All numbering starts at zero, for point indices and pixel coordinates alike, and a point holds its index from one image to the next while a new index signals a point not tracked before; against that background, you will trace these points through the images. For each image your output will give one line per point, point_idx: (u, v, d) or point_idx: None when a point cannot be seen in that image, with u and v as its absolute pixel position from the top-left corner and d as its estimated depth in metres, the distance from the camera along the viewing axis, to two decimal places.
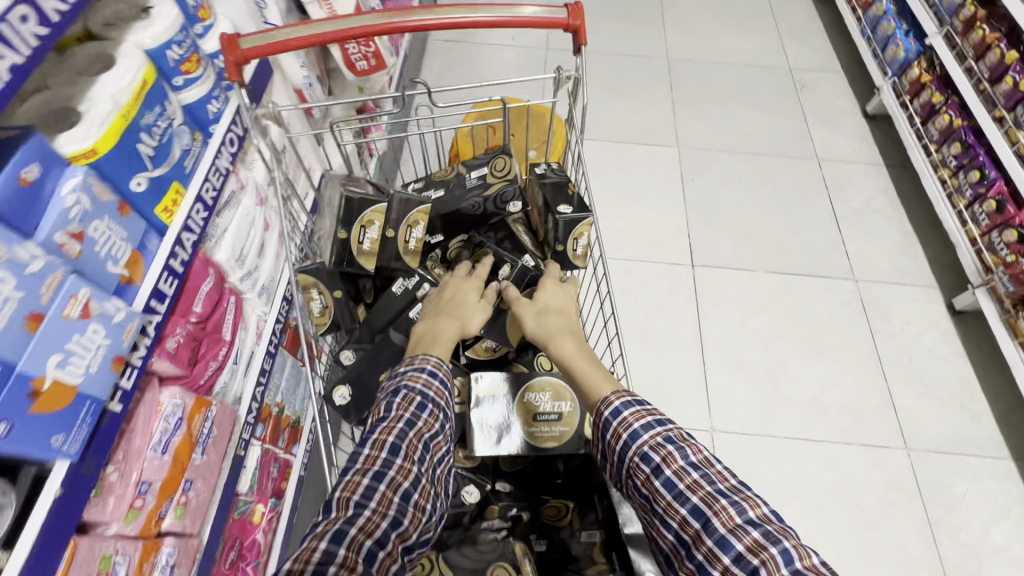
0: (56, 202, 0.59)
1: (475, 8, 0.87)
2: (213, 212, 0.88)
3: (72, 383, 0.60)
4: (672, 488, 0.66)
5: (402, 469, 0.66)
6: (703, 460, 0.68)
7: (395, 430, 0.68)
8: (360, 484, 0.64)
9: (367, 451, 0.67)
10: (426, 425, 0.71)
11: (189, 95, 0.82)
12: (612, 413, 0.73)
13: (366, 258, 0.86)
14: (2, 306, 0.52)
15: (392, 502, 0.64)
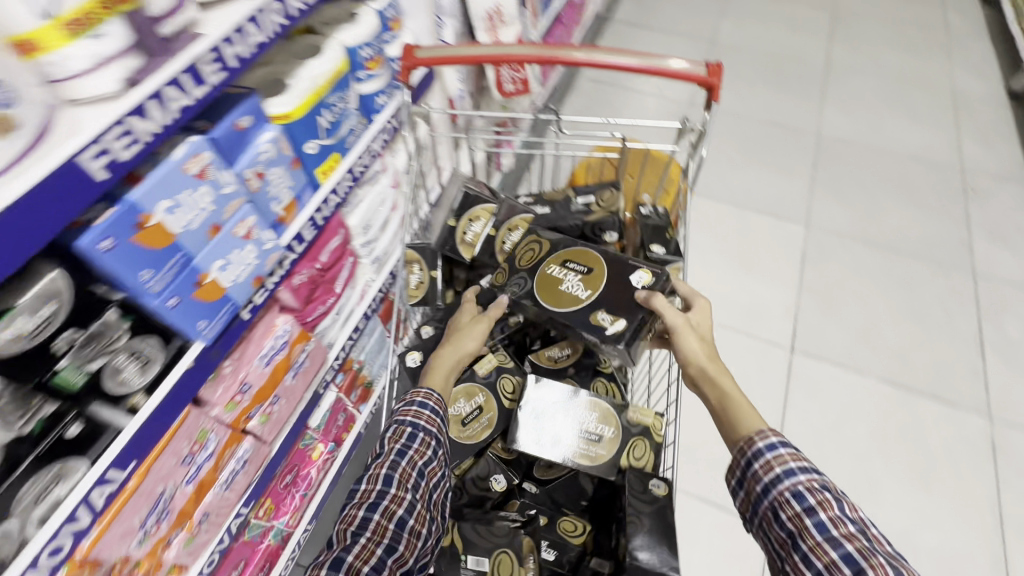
0: (256, 146, 0.77)
1: (617, 55, 0.95)
2: (356, 184, 1.05)
3: (224, 285, 0.76)
4: (823, 531, 0.65)
5: (395, 498, 0.73)
6: (858, 516, 0.66)
7: (387, 463, 0.75)
8: (355, 518, 0.71)
9: (364, 486, 0.74)
10: (418, 454, 0.77)
11: (367, 87, 1.00)
12: (769, 445, 0.72)
13: (466, 247, 0.98)
14: (201, 212, 0.69)
15: (387, 528, 0.71)
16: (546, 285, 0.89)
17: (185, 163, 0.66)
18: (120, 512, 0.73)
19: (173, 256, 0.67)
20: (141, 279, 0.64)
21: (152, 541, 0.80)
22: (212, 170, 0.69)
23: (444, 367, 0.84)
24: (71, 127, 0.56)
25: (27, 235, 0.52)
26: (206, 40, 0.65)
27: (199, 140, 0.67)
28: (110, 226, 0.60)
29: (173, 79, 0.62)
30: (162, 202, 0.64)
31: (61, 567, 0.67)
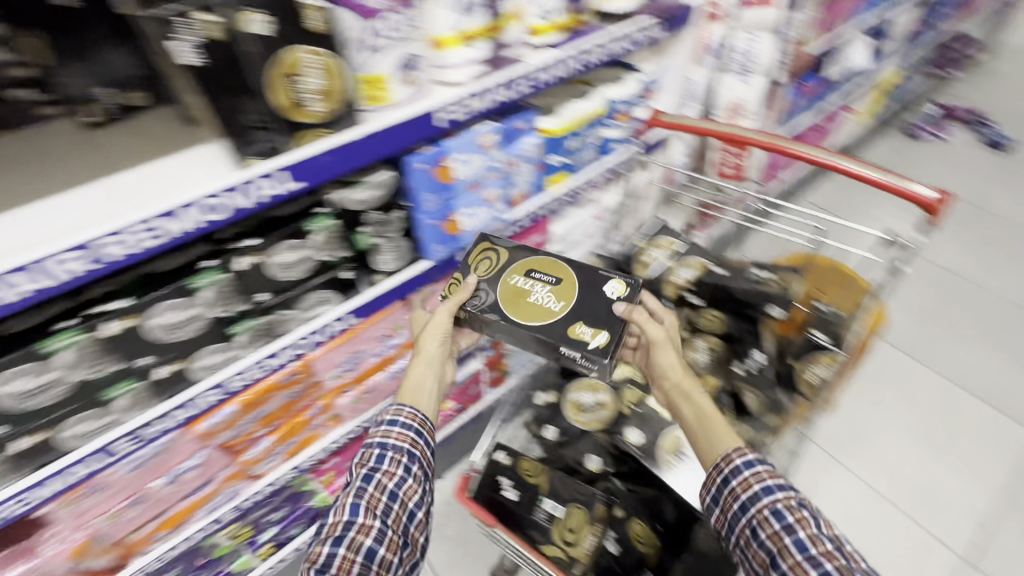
0: (522, 142, 1.04)
1: (842, 160, 1.07)
2: (571, 201, 1.29)
3: (462, 227, 1.03)
4: (803, 550, 0.67)
5: (363, 528, 0.75)
6: (832, 532, 0.69)
7: (354, 491, 0.79)
8: (321, 554, 0.73)
9: (334, 517, 0.77)
10: (387, 475, 0.81)
11: (609, 133, 1.25)
12: (747, 461, 0.76)
13: (642, 265, 1.16)
14: (474, 171, 0.97)
15: (354, 557, 0.73)
16: (511, 295, 0.95)
17: (480, 135, 0.95)
18: (337, 347, 1.01)
19: (447, 192, 0.96)
20: (425, 198, 0.94)
21: (339, 382, 1.07)
22: (492, 146, 0.98)
23: (420, 372, 0.92)
24: (438, 94, 0.87)
25: (393, 143, 0.82)
26: (529, 65, 0.94)
27: (494, 125, 0.97)
28: (427, 157, 0.90)
29: (501, 82, 0.92)
30: (459, 154, 0.93)
31: (296, 360, 0.96)
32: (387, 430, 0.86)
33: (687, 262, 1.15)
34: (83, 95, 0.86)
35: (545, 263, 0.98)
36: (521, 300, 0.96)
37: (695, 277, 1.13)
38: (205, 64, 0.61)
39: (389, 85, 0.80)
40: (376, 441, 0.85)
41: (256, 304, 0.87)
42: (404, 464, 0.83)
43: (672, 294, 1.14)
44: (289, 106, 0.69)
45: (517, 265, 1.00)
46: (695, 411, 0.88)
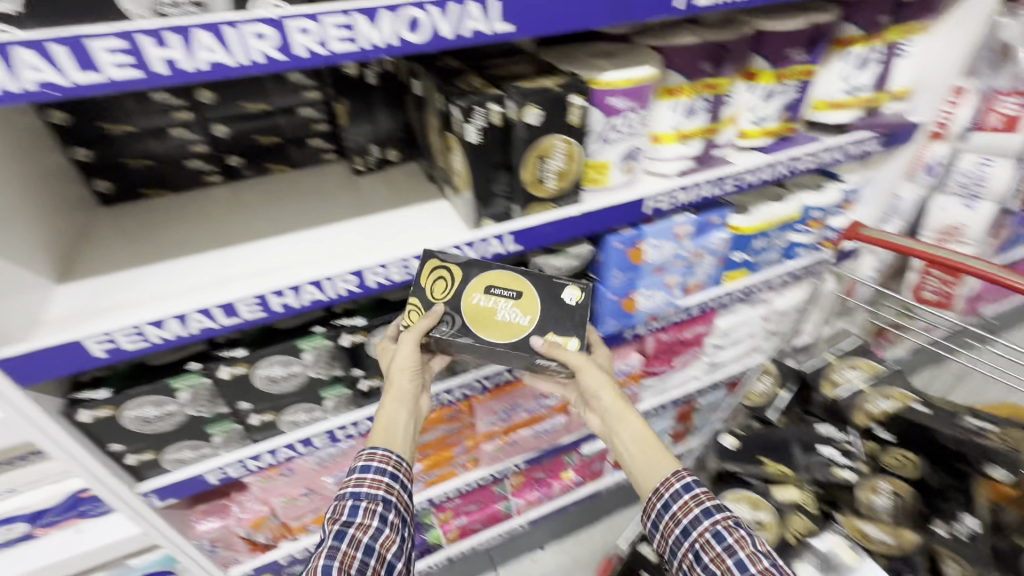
0: (711, 236, 1.06)
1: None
2: (743, 299, 1.25)
3: (637, 306, 1.06)
4: (744, 569, 0.70)
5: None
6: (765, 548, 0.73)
7: (328, 548, 0.68)
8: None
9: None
10: (360, 529, 0.70)
11: (798, 238, 1.20)
12: (685, 486, 0.79)
13: (828, 384, 1.07)
14: (662, 256, 1.01)
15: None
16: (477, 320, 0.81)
17: (677, 225, 0.98)
18: (499, 395, 1.06)
19: (634, 272, 1.00)
20: (612, 275, 0.98)
21: (492, 428, 1.11)
22: (685, 236, 1.01)
23: (391, 414, 0.79)
24: (646, 184, 0.93)
25: (601, 222, 0.88)
26: (739, 167, 0.97)
27: (692, 217, 1.00)
28: (625, 238, 0.95)
29: (710, 180, 0.94)
30: (653, 239, 0.97)
31: (462, 400, 1.03)
32: (360, 478, 0.75)
33: (887, 392, 1.03)
34: (361, 146, 1.05)
35: (505, 274, 0.82)
36: (489, 319, 0.81)
37: (893, 411, 1.01)
38: (483, 142, 0.73)
39: (609, 171, 0.87)
40: (347, 490, 0.74)
41: (449, 342, 0.94)
42: (380, 513, 0.73)
43: (861, 423, 1.03)
44: (532, 182, 0.79)
45: (475, 281, 0.81)
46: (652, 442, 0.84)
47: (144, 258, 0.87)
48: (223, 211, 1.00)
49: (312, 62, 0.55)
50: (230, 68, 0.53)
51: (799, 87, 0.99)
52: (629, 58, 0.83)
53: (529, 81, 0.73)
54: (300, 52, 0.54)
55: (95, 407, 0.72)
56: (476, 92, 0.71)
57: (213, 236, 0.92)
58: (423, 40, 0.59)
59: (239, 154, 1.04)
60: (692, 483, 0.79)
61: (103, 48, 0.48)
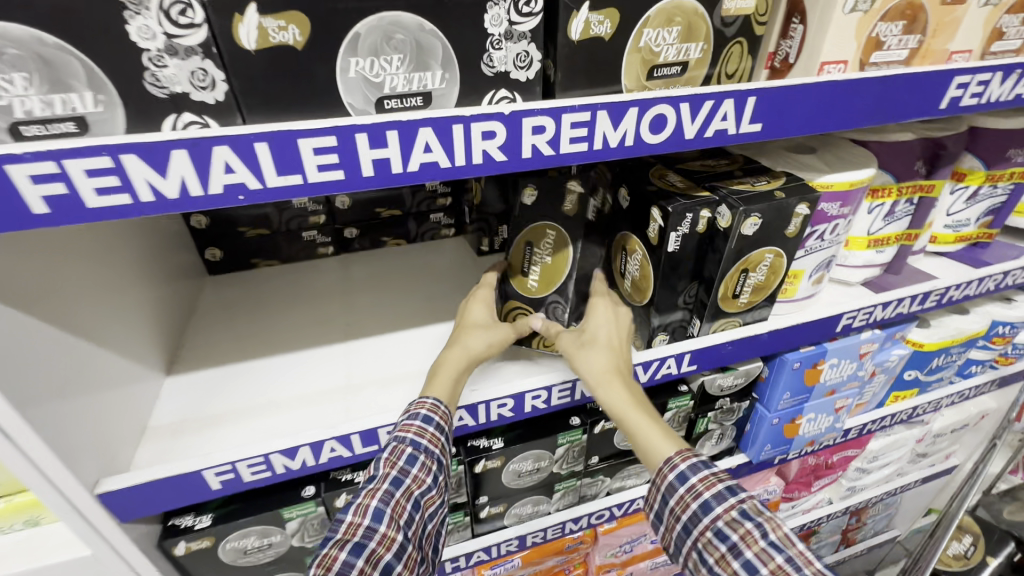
0: (891, 352, 0.89)
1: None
2: (902, 420, 1.06)
3: (799, 430, 0.89)
4: (753, 573, 0.47)
5: (384, 540, 0.49)
6: (785, 537, 0.48)
7: (382, 492, 0.51)
8: (338, 562, 0.47)
9: (350, 517, 0.50)
10: (416, 482, 0.54)
11: (976, 354, 1.02)
12: (676, 479, 0.55)
13: None
14: (838, 376, 0.85)
15: (373, 571, 0.48)
16: (552, 279, 0.66)
17: (862, 343, 0.83)
18: (626, 524, 0.89)
19: (805, 393, 0.84)
20: (781, 397, 0.83)
21: (610, 560, 0.93)
22: (868, 354, 0.85)
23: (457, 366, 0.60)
24: (833, 297, 0.79)
25: (786, 341, 0.74)
26: (941, 280, 0.81)
27: (878, 333, 0.84)
28: (805, 356, 0.79)
29: (909, 296, 0.80)
30: (834, 358, 0.81)
31: (585, 528, 0.86)
32: (420, 427, 0.56)
33: None
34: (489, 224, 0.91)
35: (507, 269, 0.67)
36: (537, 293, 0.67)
37: None
38: (680, 250, 0.61)
39: (800, 280, 0.73)
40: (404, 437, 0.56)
41: (586, 467, 0.78)
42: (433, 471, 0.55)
43: None
44: (726, 295, 0.65)
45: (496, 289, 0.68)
46: (641, 435, 0.58)
47: (258, 347, 0.76)
48: (337, 290, 0.90)
49: (537, 164, 0.44)
50: (444, 171, 0.42)
51: (1011, 191, 0.85)
52: (839, 153, 0.70)
53: (743, 183, 0.60)
54: (528, 153, 0.43)
55: (194, 538, 0.60)
56: (682, 194, 0.60)
57: (329, 323, 0.82)
58: (661, 142, 0.47)
59: (359, 226, 0.96)
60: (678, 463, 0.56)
61: (313, 147, 0.38)
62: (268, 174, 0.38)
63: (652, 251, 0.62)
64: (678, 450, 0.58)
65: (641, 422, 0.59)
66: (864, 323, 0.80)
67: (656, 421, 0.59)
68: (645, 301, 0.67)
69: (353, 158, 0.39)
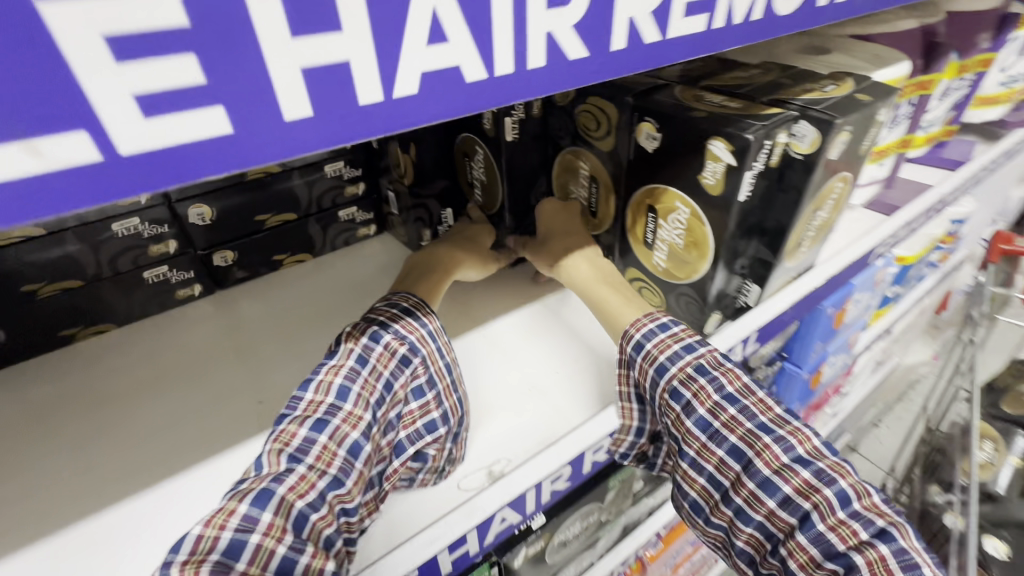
0: (889, 274, 0.83)
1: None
2: (879, 336, 1.04)
3: (820, 378, 0.80)
4: (706, 429, 0.42)
5: (350, 418, 0.36)
6: (741, 386, 0.43)
7: (346, 369, 0.38)
8: (300, 438, 0.34)
9: (311, 394, 0.37)
10: (382, 361, 0.40)
11: (933, 257, 1.01)
12: (631, 348, 0.46)
13: None
14: (856, 310, 0.76)
15: (339, 450, 0.35)
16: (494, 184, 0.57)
17: (877, 270, 0.74)
18: (671, 539, 0.74)
19: (831, 338, 0.74)
20: (813, 348, 0.71)
21: None
22: (878, 280, 0.77)
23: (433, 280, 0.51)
24: (852, 226, 0.68)
25: (827, 288, 0.62)
26: (934, 189, 0.76)
27: (887, 256, 0.76)
28: (839, 299, 0.68)
29: (915, 209, 0.73)
30: (857, 293, 0.72)
31: (632, 563, 0.69)
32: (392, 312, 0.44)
33: None
34: (429, 212, 0.67)
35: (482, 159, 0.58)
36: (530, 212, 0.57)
37: None
38: (749, 199, 0.44)
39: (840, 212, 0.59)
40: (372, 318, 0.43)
41: (632, 499, 0.61)
42: (407, 351, 0.42)
43: None
44: (790, 247, 0.50)
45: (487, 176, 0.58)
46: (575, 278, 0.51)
47: (110, 483, 0.46)
48: (227, 347, 0.60)
49: (604, 57, 0.26)
50: (447, 91, 0.22)
51: (971, 81, 0.80)
52: (859, 49, 0.57)
53: (809, 91, 0.44)
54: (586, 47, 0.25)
55: None
56: (746, 113, 0.41)
57: (229, 407, 0.53)
58: (753, 19, 0.30)
59: (234, 245, 0.65)
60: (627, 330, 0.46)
61: (107, 38, 0.15)
62: (6, 159, 0.15)
63: (709, 206, 0.44)
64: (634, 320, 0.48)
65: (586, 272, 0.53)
66: (882, 249, 0.71)
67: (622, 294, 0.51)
68: (695, 277, 0.49)
69: (245, 74, 0.18)
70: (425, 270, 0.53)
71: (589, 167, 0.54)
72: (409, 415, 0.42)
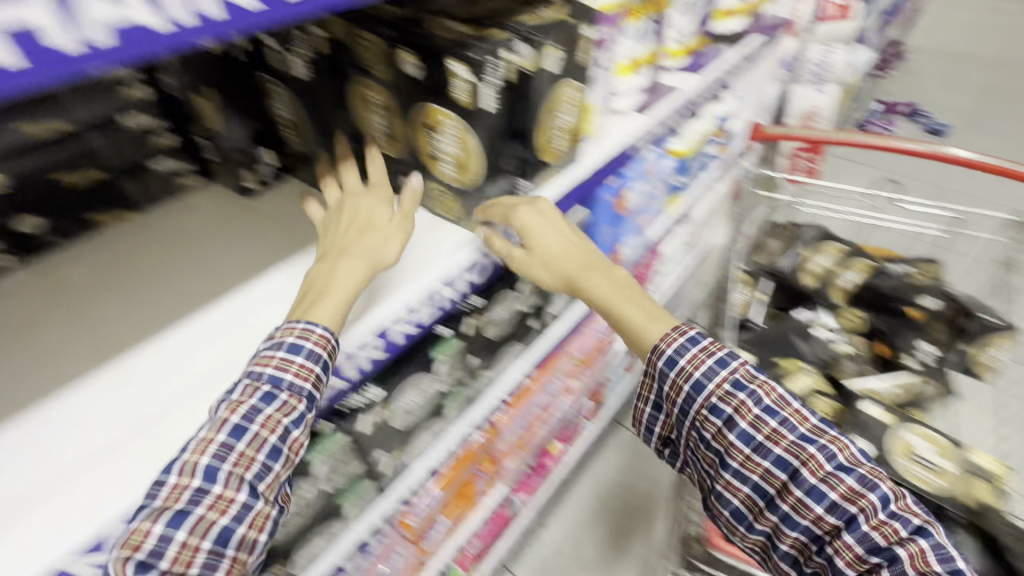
0: (663, 167, 1.02)
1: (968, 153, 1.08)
2: (678, 220, 1.28)
3: (621, 258, 0.99)
4: (748, 441, 0.63)
5: (218, 503, 0.43)
6: (775, 401, 0.63)
7: (217, 445, 0.44)
8: (153, 536, 0.40)
9: (174, 478, 0.43)
10: (269, 427, 0.46)
11: (711, 149, 1.24)
12: (665, 362, 0.66)
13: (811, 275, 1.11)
14: (637, 199, 0.94)
15: (201, 543, 0.42)
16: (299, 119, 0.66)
17: (646, 163, 0.92)
18: (517, 405, 0.92)
19: (618, 223, 0.91)
20: (602, 232, 0.88)
21: (512, 443, 0.97)
22: (651, 172, 0.95)
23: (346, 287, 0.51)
24: (616, 126, 0.83)
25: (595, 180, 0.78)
26: (682, 91, 0.94)
27: (654, 151, 0.94)
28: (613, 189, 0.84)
29: (667, 108, 0.90)
30: (632, 183, 0.89)
31: (485, 426, 0.86)
32: (282, 361, 0.48)
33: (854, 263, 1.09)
34: (245, 154, 0.71)
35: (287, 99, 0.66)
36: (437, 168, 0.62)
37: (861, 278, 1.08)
38: (498, 110, 0.56)
39: (592, 117, 0.74)
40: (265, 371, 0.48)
41: (467, 371, 0.76)
42: (303, 407, 0.49)
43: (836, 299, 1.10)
44: (541, 147, 0.64)
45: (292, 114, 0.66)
46: (602, 303, 0.68)
47: None
48: (54, 310, 0.61)
49: (311, 9, 0.36)
50: (155, 39, 0.29)
51: None
52: None
53: (529, 16, 0.56)
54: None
55: None
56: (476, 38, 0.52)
57: (64, 361, 0.56)
58: None
59: (37, 211, 0.63)
60: (660, 353, 0.66)
61: None
62: None
63: (468, 119, 0.55)
64: (663, 336, 0.67)
65: (601, 289, 0.68)
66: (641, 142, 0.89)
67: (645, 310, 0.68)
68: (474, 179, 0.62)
69: None
70: (320, 290, 0.52)
71: (378, 99, 0.60)
72: (291, 466, 0.48)
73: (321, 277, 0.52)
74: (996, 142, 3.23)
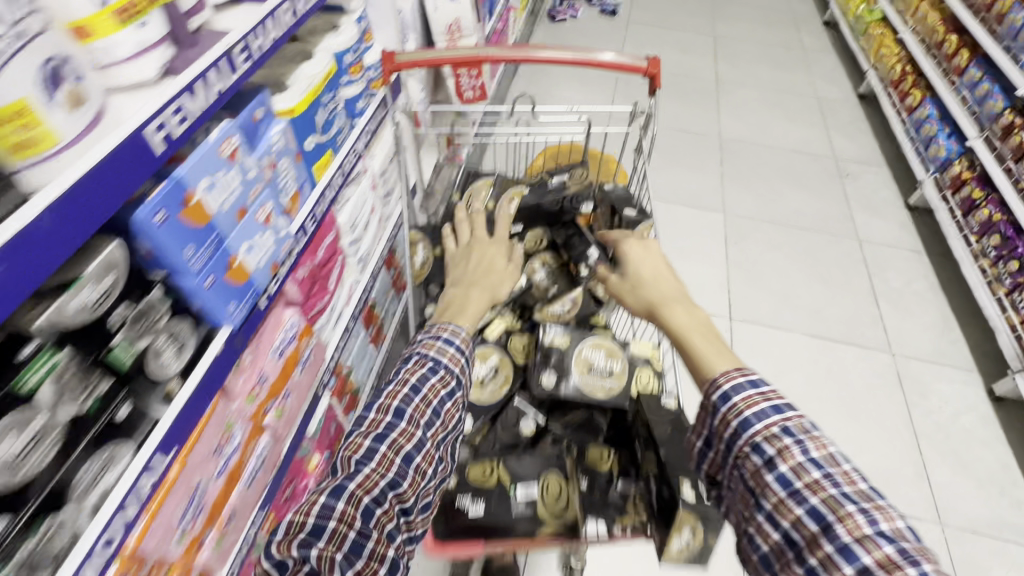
0: (269, 136, 0.82)
1: (596, 54, 1.10)
2: (344, 182, 1.11)
3: (248, 268, 0.79)
4: (787, 486, 0.61)
5: (406, 435, 0.73)
6: (829, 458, 0.62)
7: (403, 398, 0.75)
8: (363, 447, 0.70)
9: (372, 416, 0.74)
10: (432, 392, 0.78)
11: (349, 91, 1.08)
12: (721, 397, 0.69)
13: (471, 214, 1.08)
14: (233, 193, 0.73)
15: (393, 461, 0.71)
16: None
17: (219, 146, 0.69)
18: (162, 506, 0.70)
19: (211, 233, 0.70)
20: (186, 255, 0.66)
21: (190, 537, 0.77)
22: (240, 154, 0.74)
23: (479, 307, 0.90)
24: (125, 110, 0.59)
25: (103, 201, 0.55)
26: (232, 34, 0.72)
27: (228, 125, 0.72)
28: (162, 201, 0.62)
29: (212, 64, 0.68)
30: (202, 181, 0.67)
31: (112, 561, 0.64)
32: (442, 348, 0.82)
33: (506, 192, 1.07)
34: None
35: None
36: None
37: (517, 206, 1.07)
38: None
39: (43, 118, 0.48)
40: (428, 354, 0.81)
41: None
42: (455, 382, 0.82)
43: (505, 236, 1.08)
44: None
45: None
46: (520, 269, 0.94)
47: None
48: None
49: None
50: None
51: None
52: None
53: None
54: None
55: None
56: None
57: None
58: None
59: None
60: (723, 390, 0.68)
61: None
62: None
63: None
64: (725, 372, 0.71)
65: (679, 313, 0.81)
66: (196, 115, 0.67)
67: (698, 332, 0.78)
68: None
69: None
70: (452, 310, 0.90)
71: None
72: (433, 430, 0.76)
73: (462, 298, 0.90)
74: (653, 16, 3.74)
